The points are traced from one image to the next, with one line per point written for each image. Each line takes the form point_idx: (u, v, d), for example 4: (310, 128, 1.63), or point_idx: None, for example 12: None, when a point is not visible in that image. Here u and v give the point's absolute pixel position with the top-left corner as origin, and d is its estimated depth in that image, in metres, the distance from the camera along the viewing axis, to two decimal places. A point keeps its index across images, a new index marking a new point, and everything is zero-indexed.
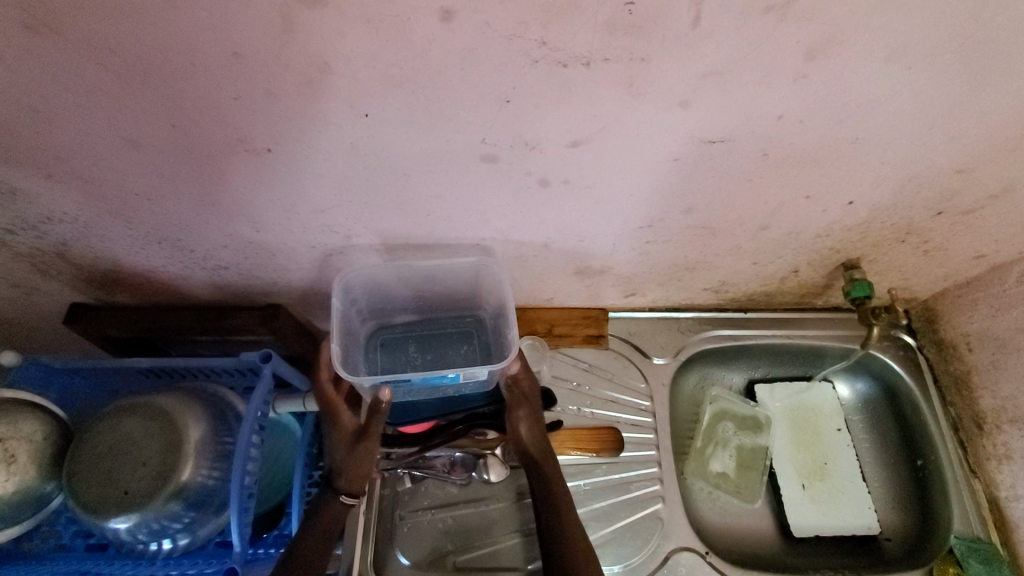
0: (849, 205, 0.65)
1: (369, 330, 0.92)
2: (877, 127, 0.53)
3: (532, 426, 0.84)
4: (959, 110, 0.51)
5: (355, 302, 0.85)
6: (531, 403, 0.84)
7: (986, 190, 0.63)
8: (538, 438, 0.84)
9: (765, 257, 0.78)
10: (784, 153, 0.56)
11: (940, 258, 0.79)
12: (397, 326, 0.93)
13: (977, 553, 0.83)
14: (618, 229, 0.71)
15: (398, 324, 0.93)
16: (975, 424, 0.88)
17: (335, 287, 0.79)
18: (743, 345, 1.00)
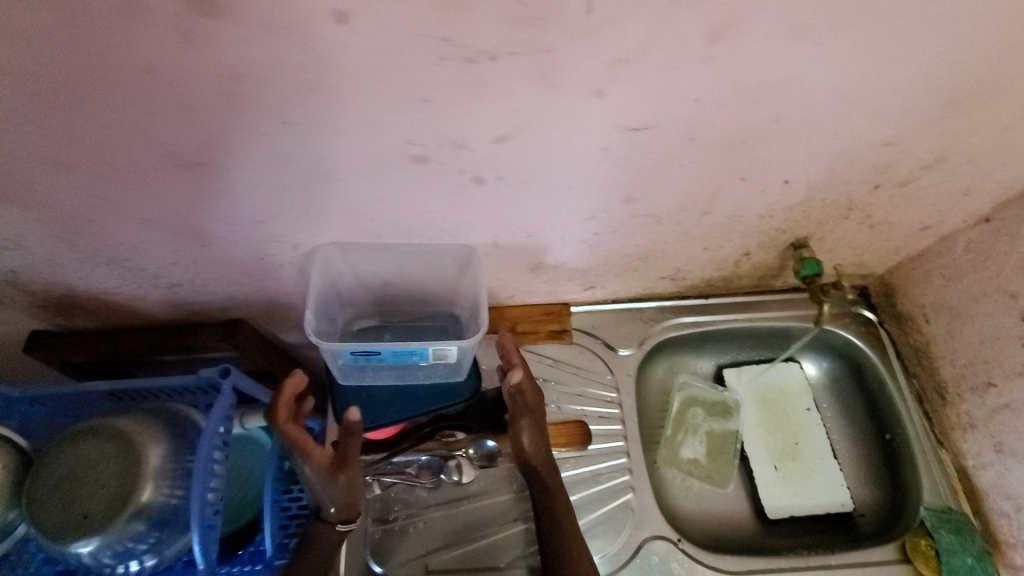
0: (786, 184, 0.66)
1: (347, 319, 0.88)
2: (795, 104, 0.53)
3: (534, 436, 0.82)
4: (874, 82, 0.51)
5: (329, 285, 0.81)
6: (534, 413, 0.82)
7: (917, 160, 0.64)
8: (539, 446, 0.81)
9: (714, 241, 0.79)
10: (710, 136, 0.56)
11: (887, 231, 0.79)
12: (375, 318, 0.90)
13: (950, 524, 0.81)
14: (563, 222, 0.72)
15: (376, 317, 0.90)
16: (938, 394, 0.88)
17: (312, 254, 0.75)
18: (706, 331, 1.00)
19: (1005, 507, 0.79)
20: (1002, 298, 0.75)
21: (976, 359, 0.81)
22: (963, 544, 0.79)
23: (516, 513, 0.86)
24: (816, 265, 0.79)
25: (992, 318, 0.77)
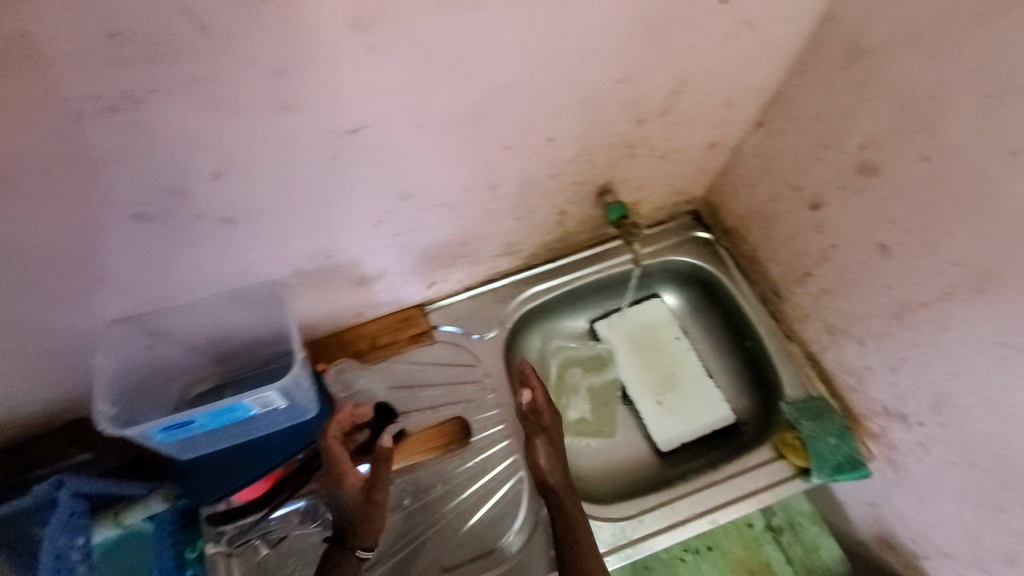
0: (550, 141, 0.66)
1: (179, 392, 0.78)
2: (499, 66, 0.53)
3: (550, 457, 0.80)
4: (561, 29, 0.52)
5: (138, 360, 0.72)
6: (549, 432, 0.81)
7: (662, 88, 0.65)
8: (557, 467, 0.79)
9: (522, 209, 0.79)
10: (438, 116, 0.56)
11: (679, 156, 0.82)
12: (211, 376, 0.81)
13: (811, 413, 0.85)
14: (354, 235, 0.69)
15: (212, 375, 0.81)
16: (773, 292, 0.93)
17: (103, 336, 0.67)
18: (565, 292, 1.02)
19: (848, 381, 0.83)
20: (792, 193, 0.79)
21: (790, 254, 0.85)
22: (825, 428, 0.83)
23: (414, 529, 0.83)
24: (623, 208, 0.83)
25: (791, 212, 0.81)
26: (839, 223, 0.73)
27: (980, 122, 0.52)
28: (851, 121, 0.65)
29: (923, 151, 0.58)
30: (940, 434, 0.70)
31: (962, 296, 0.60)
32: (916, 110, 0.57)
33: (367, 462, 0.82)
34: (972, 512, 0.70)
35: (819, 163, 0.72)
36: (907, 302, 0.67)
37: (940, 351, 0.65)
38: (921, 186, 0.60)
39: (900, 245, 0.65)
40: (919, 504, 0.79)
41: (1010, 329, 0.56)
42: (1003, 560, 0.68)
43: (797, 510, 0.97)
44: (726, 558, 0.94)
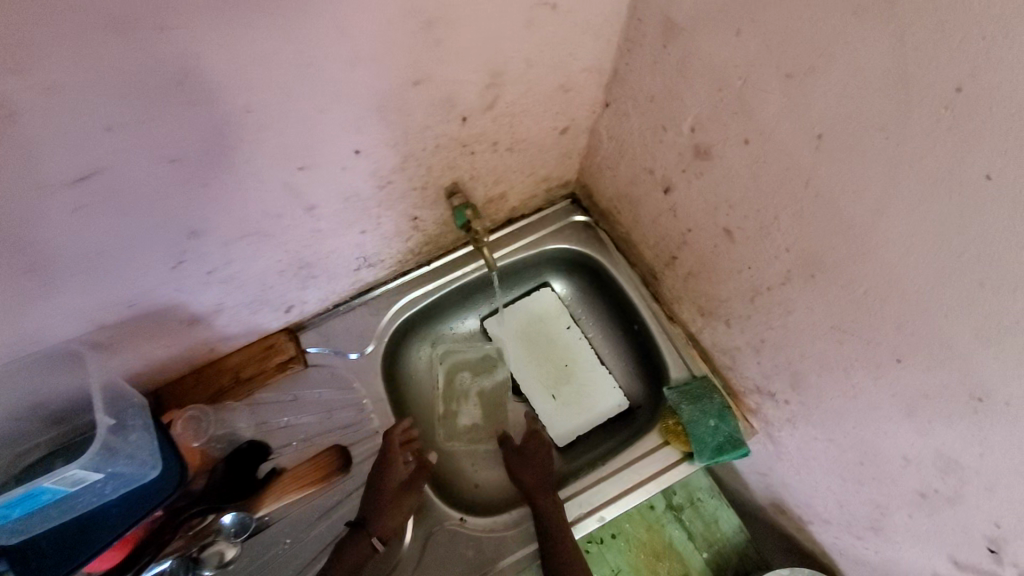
0: (360, 154, 0.60)
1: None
2: (247, 84, 0.45)
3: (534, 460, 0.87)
4: (314, 39, 0.45)
5: None
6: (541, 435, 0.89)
7: (476, 83, 0.59)
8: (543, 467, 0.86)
9: (362, 223, 0.72)
10: (196, 148, 0.48)
11: (529, 146, 0.77)
12: (40, 441, 0.66)
13: (691, 395, 0.84)
14: (149, 280, 0.59)
15: (40, 439, 0.66)
16: (652, 274, 0.91)
17: None
18: (445, 294, 0.96)
19: (724, 360, 0.82)
20: (647, 176, 0.75)
21: (658, 237, 0.82)
22: (703, 410, 0.82)
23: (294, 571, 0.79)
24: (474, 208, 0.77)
25: (650, 195, 0.77)
26: (689, 207, 0.70)
27: (785, 104, 0.48)
28: (681, 102, 0.61)
29: (744, 133, 0.54)
30: (801, 411, 0.70)
31: (797, 281, 0.58)
32: (731, 91, 0.53)
33: (232, 511, 0.77)
34: (837, 484, 0.71)
35: (663, 145, 0.68)
36: (755, 286, 0.65)
37: (789, 334, 0.64)
38: (748, 170, 0.56)
39: (742, 229, 0.62)
40: (795, 475, 0.80)
41: (839, 313, 0.54)
42: (866, 526, 0.69)
43: (695, 486, 0.99)
44: (631, 543, 0.95)
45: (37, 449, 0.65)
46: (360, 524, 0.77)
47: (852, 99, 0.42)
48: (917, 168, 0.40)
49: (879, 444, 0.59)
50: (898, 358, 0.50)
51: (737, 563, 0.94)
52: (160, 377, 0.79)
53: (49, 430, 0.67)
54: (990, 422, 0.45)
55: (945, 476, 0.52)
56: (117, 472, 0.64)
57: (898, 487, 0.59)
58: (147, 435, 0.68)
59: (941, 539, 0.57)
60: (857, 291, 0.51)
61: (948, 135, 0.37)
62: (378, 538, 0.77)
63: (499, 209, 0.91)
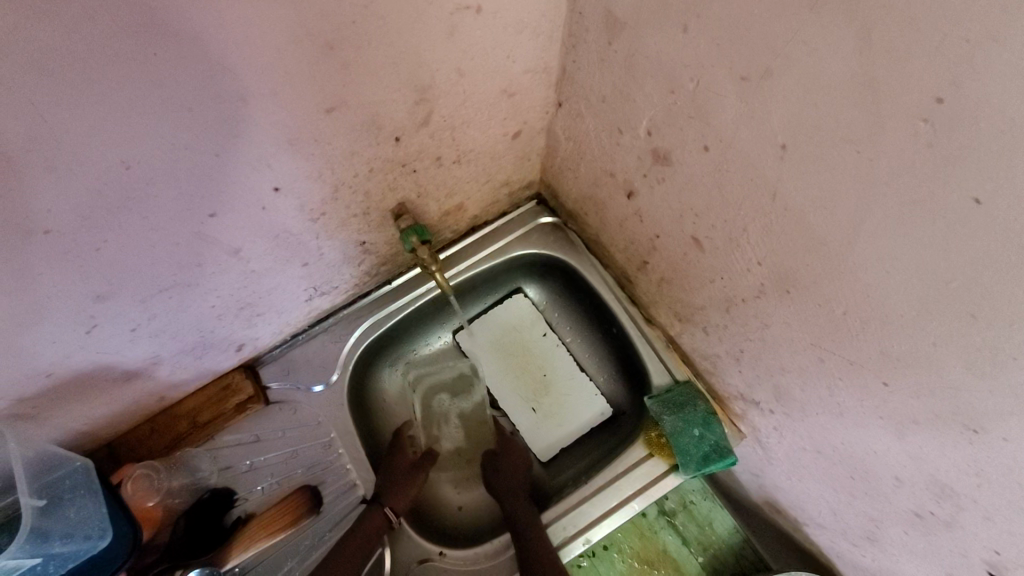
0: (280, 191, 0.54)
1: None
2: (119, 141, 0.39)
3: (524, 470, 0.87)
4: (193, 78, 0.38)
5: None
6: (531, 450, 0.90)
7: (402, 101, 0.53)
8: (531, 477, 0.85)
9: (301, 256, 0.66)
10: (72, 215, 0.41)
11: (479, 155, 0.70)
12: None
13: (672, 403, 0.79)
14: (59, 351, 0.53)
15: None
16: (626, 276, 0.85)
17: None
18: (410, 313, 0.90)
19: (706, 366, 0.77)
20: (608, 179, 0.69)
21: (626, 241, 0.76)
22: (687, 419, 0.77)
23: None
24: (422, 230, 0.72)
25: (613, 199, 0.71)
26: (654, 213, 0.64)
27: (742, 110, 0.42)
28: (633, 104, 0.55)
29: (702, 140, 0.48)
30: (786, 421, 0.65)
31: (771, 296, 0.53)
32: (684, 94, 0.47)
33: (197, 567, 0.72)
34: (828, 494, 0.67)
35: (620, 148, 0.62)
36: (729, 296, 0.60)
37: (767, 347, 0.59)
38: (710, 179, 0.51)
39: (710, 239, 0.57)
40: (783, 481, 0.76)
41: (818, 332, 0.49)
42: (862, 535, 0.66)
43: (687, 489, 0.96)
44: (623, 553, 0.92)
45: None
46: (377, 497, 0.79)
47: (812, 106, 0.36)
48: (894, 187, 0.34)
49: (869, 462, 0.54)
50: (884, 381, 0.45)
51: (734, 566, 0.91)
52: (107, 434, 0.74)
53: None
54: (985, 455, 0.40)
55: (941, 500, 0.48)
56: (58, 553, 0.60)
57: (891, 504, 0.55)
58: (95, 501, 0.66)
59: (939, 557, 0.54)
60: (836, 311, 0.45)
61: (928, 154, 0.31)
62: (391, 508, 0.78)
63: (458, 219, 0.84)
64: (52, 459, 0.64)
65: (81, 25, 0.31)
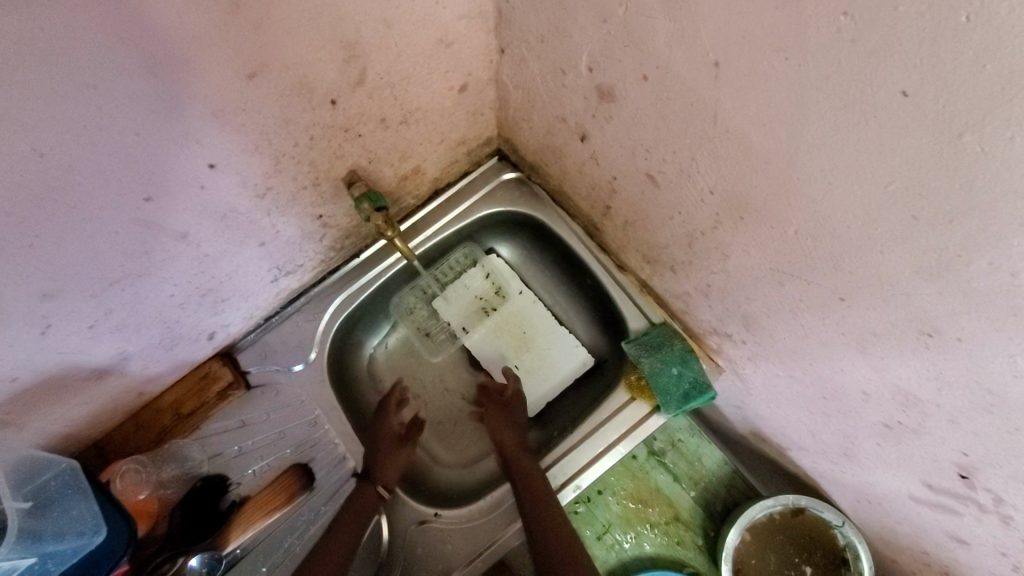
0: (216, 168, 0.53)
1: None
2: (25, 126, 0.37)
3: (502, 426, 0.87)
4: (96, 52, 0.37)
5: None
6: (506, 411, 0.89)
7: (330, 60, 0.51)
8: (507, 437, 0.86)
9: (255, 234, 0.65)
10: None
11: (427, 113, 0.68)
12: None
13: (650, 345, 0.79)
14: (16, 355, 0.52)
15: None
16: (594, 225, 0.84)
17: None
18: (381, 285, 0.90)
19: (679, 305, 0.77)
20: (561, 124, 0.67)
21: (588, 187, 0.75)
22: (665, 359, 0.78)
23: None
24: (376, 197, 0.70)
25: (569, 144, 0.70)
26: (608, 154, 0.63)
27: (673, 30, 0.40)
28: (570, 40, 0.53)
29: (640, 69, 0.47)
30: (759, 350, 0.65)
31: (727, 224, 0.52)
32: (616, 22, 0.45)
33: (199, 552, 0.75)
34: (806, 416, 0.68)
35: (567, 90, 0.60)
36: (689, 231, 0.59)
37: (731, 277, 0.59)
38: (653, 110, 0.49)
39: (663, 173, 0.56)
40: (764, 410, 0.77)
41: (774, 254, 0.49)
42: (840, 453, 0.67)
43: (674, 428, 0.97)
44: (618, 495, 0.94)
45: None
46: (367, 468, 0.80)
47: (737, 15, 0.35)
48: (825, 92, 0.33)
49: (837, 380, 0.55)
50: (842, 297, 0.45)
51: (726, 496, 0.93)
52: (90, 436, 0.74)
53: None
54: (942, 356, 0.40)
55: (907, 409, 0.49)
56: (53, 551, 0.62)
57: (862, 418, 0.56)
58: (85, 501, 0.67)
59: (913, 465, 0.55)
60: (788, 231, 0.45)
61: (853, 52, 0.30)
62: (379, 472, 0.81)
63: (418, 183, 0.83)
64: (37, 462, 0.64)
65: None
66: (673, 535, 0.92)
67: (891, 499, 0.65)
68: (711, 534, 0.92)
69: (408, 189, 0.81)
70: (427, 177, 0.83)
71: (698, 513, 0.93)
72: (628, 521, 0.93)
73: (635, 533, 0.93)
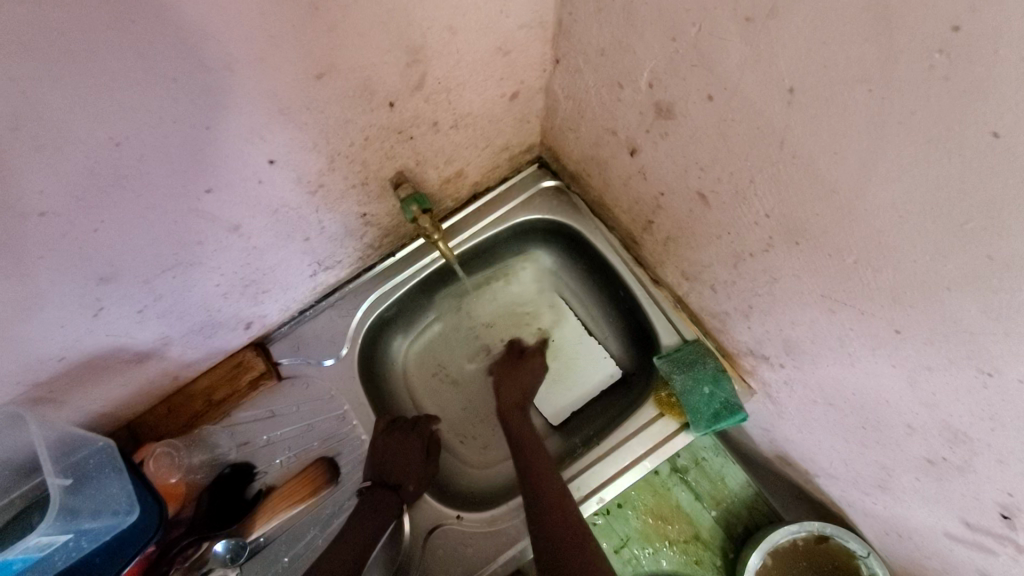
0: (275, 164, 0.54)
1: None
2: (103, 114, 0.38)
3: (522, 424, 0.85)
4: (179, 47, 0.37)
5: None
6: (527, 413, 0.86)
7: (393, 64, 0.51)
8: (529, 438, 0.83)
9: (302, 230, 0.66)
10: (66, 195, 0.41)
11: (477, 119, 0.69)
12: (13, 496, 0.61)
13: (682, 362, 0.79)
14: (67, 334, 0.53)
15: (11, 496, 0.61)
16: (631, 238, 0.84)
17: None
18: (415, 284, 0.90)
19: (714, 324, 0.77)
20: (610, 137, 0.67)
21: (631, 200, 0.75)
22: (697, 377, 0.77)
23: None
24: (422, 199, 0.71)
25: (615, 157, 0.70)
26: (658, 170, 0.63)
27: (747, 53, 0.40)
28: (633, 56, 0.53)
29: (706, 89, 0.47)
30: (797, 374, 0.65)
31: (780, 248, 0.52)
32: (686, 41, 0.45)
33: (223, 539, 0.74)
34: (840, 444, 0.67)
35: (621, 104, 0.60)
36: (737, 252, 0.59)
37: (778, 301, 0.58)
38: (714, 131, 0.49)
39: (716, 193, 0.56)
40: (794, 435, 0.76)
41: (828, 282, 0.49)
42: (873, 484, 0.66)
43: (699, 446, 0.97)
44: (637, 510, 0.94)
45: (10, 505, 0.61)
46: (392, 470, 0.80)
47: (819, 45, 0.35)
48: (908, 126, 0.33)
49: (881, 411, 0.54)
50: (897, 330, 0.45)
51: (748, 519, 0.93)
52: (127, 416, 0.75)
53: (18, 484, 0.62)
54: (1001, 397, 0.39)
55: (954, 445, 0.48)
56: (88, 528, 0.62)
57: (902, 451, 0.55)
58: (119, 481, 0.67)
59: (951, 501, 0.54)
60: (848, 261, 0.45)
61: (944, 90, 0.30)
62: (406, 473, 0.81)
63: (459, 186, 0.83)
64: (75, 439, 0.65)
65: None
66: (691, 554, 0.92)
67: (924, 535, 0.64)
68: (731, 555, 0.91)
69: (449, 191, 0.82)
70: (468, 180, 0.83)
71: (717, 533, 0.92)
72: (647, 536, 0.93)
73: (653, 549, 0.92)
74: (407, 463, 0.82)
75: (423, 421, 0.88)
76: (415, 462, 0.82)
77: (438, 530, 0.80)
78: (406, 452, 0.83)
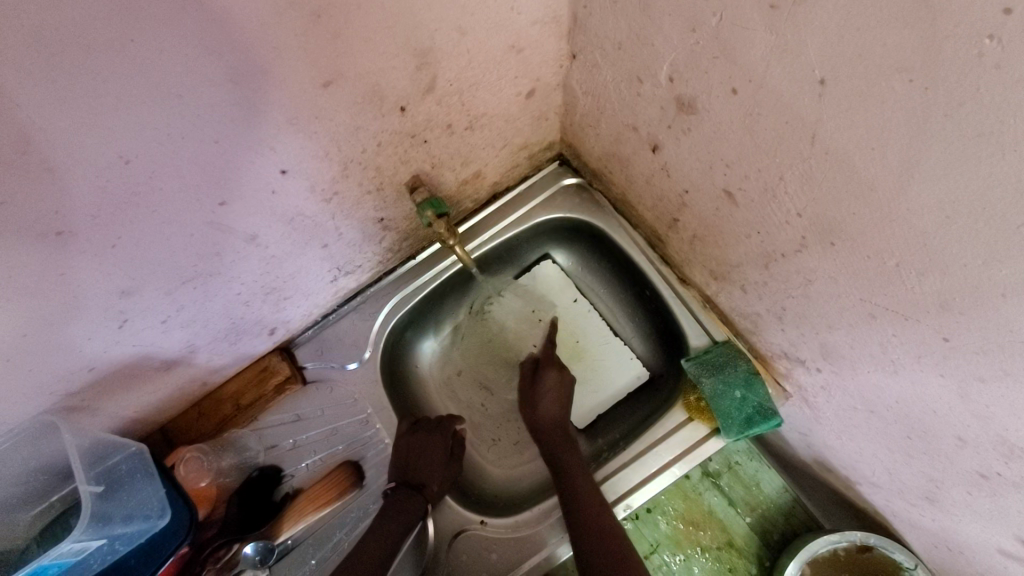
0: (287, 174, 0.53)
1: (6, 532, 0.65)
2: (112, 134, 0.38)
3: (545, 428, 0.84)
4: (182, 63, 0.37)
5: None
6: None
7: (402, 68, 0.50)
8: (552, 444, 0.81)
9: (319, 237, 0.66)
10: (82, 214, 0.41)
11: (493, 119, 0.67)
12: (52, 500, 0.65)
13: (711, 365, 0.75)
14: (96, 345, 0.54)
15: (50, 499, 0.65)
16: (656, 236, 0.81)
17: None
18: (436, 287, 0.89)
19: (746, 325, 0.73)
20: (631, 133, 0.65)
21: (654, 198, 0.72)
22: (727, 381, 0.74)
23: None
24: (437, 204, 0.70)
25: (638, 154, 0.67)
26: (682, 166, 0.60)
27: (773, 43, 0.37)
28: (651, 48, 0.50)
29: (730, 82, 0.44)
30: (834, 379, 0.61)
31: (813, 248, 0.49)
32: (707, 31, 0.42)
33: (253, 540, 0.76)
34: (883, 453, 0.62)
35: (641, 99, 0.58)
36: (768, 252, 0.56)
37: (812, 304, 0.55)
38: (740, 126, 0.46)
39: (743, 191, 0.52)
40: (833, 441, 0.72)
41: (868, 285, 0.45)
42: (921, 496, 0.62)
43: (732, 450, 0.94)
44: (668, 515, 0.91)
45: (50, 508, 0.65)
46: (414, 476, 0.79)
47: (855, 34, 0.32)
48: (956, 119, 0.30)
49: (928, 421, 0.50)
50: (946, 338, 0.41)
51: (785, 525, 0.89)
52: (160, 422, 0.77)
53: (56, 489, 0.65)
54: None
55: (1007, 459, 0.43)
56: (120, 533, 0.64)
57: (953, 463, 0.51)
58: (153, 485, 0.69)
59: (1004, 517, 0.49)
60: (888, 263, 0.41)
61: (999, 81, 0.27)
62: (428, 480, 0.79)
63: (478, 187, 0.82)
64: (106, 449, 0.66)
65: (53, 18, 0.30)
66: (725, 561, 0.89)
67: (976, 549, 0.59)
68: (766, 563, 0.88)
69: (467, 192, 0.80)
70: (487, 181, 0.82)
71: (752, 540, 0.89)
72: (678, 543, 0.90)
73: (684, 556, 0.89)
74: (427, 470, 0.80)
75: (445, 422, 0.87)
76: (439, 465, 0.82)
77: (462, 535, 0.79)
78: (429, 454, 0.82)
